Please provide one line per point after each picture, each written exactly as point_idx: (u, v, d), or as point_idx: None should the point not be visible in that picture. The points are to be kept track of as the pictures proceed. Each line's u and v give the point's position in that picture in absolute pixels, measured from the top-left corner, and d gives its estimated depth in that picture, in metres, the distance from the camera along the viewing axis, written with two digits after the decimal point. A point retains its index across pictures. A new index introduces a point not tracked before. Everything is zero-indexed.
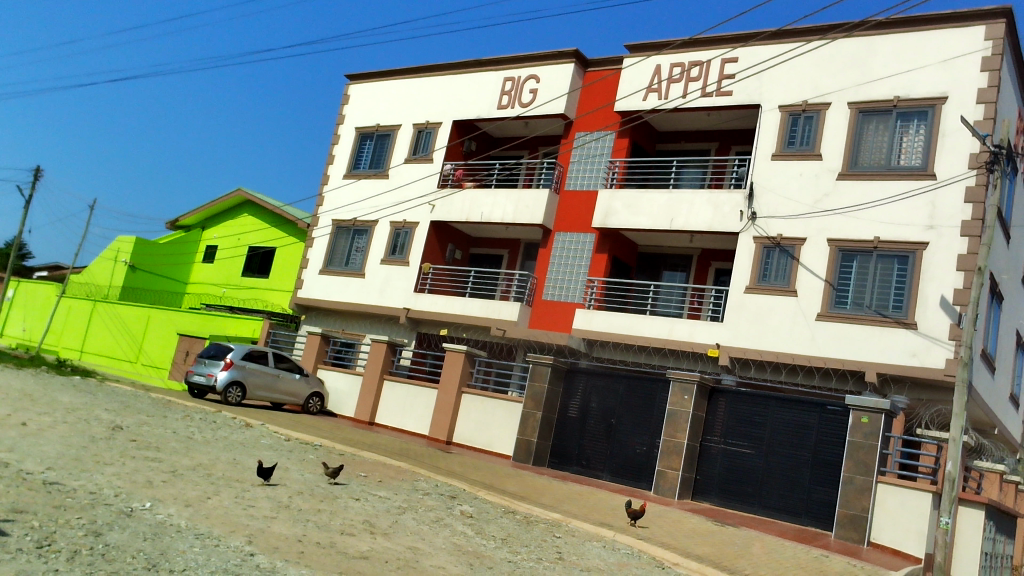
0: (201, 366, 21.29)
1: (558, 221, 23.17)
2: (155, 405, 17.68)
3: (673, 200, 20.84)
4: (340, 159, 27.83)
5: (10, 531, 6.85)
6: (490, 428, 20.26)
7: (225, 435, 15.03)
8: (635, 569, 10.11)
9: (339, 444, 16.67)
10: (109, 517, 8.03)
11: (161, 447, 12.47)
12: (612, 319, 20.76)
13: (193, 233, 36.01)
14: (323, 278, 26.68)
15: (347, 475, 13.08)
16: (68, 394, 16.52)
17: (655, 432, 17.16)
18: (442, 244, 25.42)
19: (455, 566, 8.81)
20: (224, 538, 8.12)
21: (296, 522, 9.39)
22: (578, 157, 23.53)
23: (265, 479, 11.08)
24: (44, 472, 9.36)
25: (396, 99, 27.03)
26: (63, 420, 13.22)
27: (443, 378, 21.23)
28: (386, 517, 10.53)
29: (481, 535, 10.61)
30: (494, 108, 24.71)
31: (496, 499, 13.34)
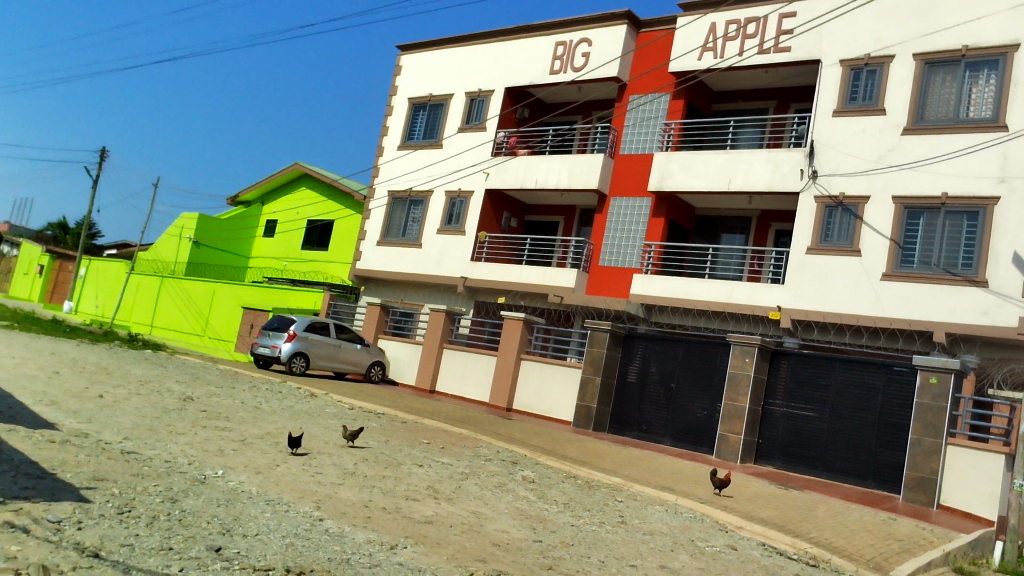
0: (265, 338, 21.76)
1: (614, 186, 22.96)
2: (223, 377, 18.19)
3: (731, 161, 20.46)
4: (394, 130, 27.96)
5: (92, 498, 7.14)
6: (549, 394, 20.36)
7: (291, 405, 15.41)
8: (698, 533, 10.11)
9: (401, 412, 16.95)
10: (184, 484, 8.33)
11: (230, 417, 12.85)
12: (670, 283, 20.60)
13: (253, 208, 36.71)
14: (380, 249, 26.98)
15: (410, 442, 13.30)
16: (140, 367, 17.15)
17: (716, 396, 17.04)
18: (497, 212, 25.43)
19: (519, 530, 8.93)
20: (293, 504, 8.35)
21: (363, 488, 9.61)
22: (632, 121, 23.19)
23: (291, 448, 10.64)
24: (121, 442, 9.72)
25: (448, 69, 26.98)
26: (137, 391, 13.72)
27: (502, 345, 21.40)
28: (450, 482, 10.71)
29: (543, 500, 10.71)
30: (547, 74, 24.50)
31: (558, 464, 13.44)
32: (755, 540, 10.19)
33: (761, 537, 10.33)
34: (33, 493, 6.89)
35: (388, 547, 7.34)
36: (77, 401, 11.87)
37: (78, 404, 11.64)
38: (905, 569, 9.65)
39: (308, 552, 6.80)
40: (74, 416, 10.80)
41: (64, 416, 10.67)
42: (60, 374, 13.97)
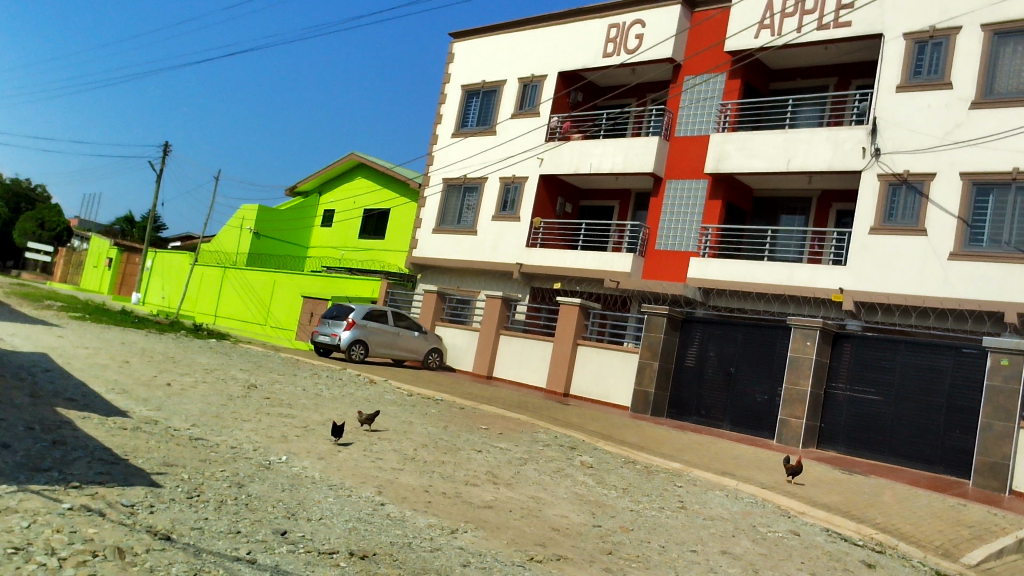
0: (325, 326, 22.16)
1: (670, 169, 22.68)
2: (285, 364, 18.55)
3: (790, 140, 20.05)
4: (448, 117, 28.04)
5: (163, 483, 7.35)
6: (606, 379, 20.29)
7: (351, 391, 15.66)
8: (760, 518, 9.99)
9: (459, 398, 17.06)
10: (249, 470, 8.53)
11: (292, 404, 13.11)
12: (728, 266, 20.33)
13: (310, 198, 37.26)
14: (436, 236, 27.16)
15: (468, 428, 13.40)
16: (205, 356, 17.60)
17: (777, 380, 16.78)
18: (551, 197, 25.35)
19: (578, 515, 8.94)
20: (356, 489, 8.49)
21: (423, 473, 9.72)
22: (687, 102, 22.82)
23: (336, 438, 10.57)
24: (189, 429, 9.99)
25: (500, 55, 26.96)
26: (203, 379, 14.09)
27: (559, 331, 21.39)
28: (508, 468, 10.76)
29: (602, 485, 10.70)
30: (600, 57, 24.31)
31: (616, 450, 13.40)
32: (818, 526, 10.03)
33: (824, 523, 10.18)
34: (107, 478, 7.13)
35: (448, 531, 7.42)
36: (147, 389, 12.25)
37: (147, 392, 11.99)
38: (975, 557, 9.41)
39: (371, 536, 6.91)
40: (144, 404, 11.14)
41: (135, 404, 11.00)
42: (129, 363, 14.42)
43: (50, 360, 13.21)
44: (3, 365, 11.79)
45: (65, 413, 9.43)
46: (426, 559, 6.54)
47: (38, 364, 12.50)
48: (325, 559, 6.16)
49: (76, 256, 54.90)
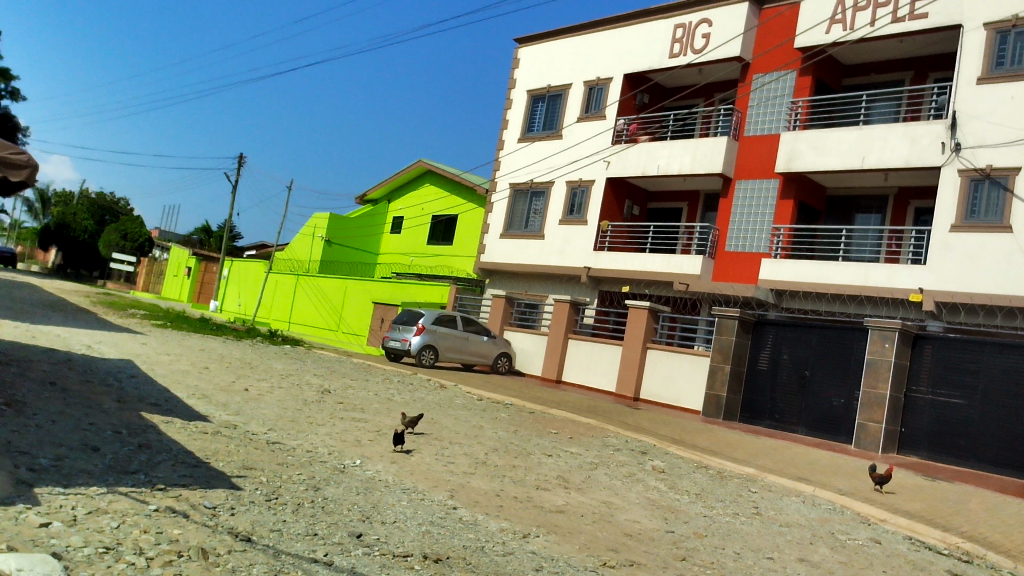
0: (396, 332, 22.65)
1: (739, 169, 22.31)
2: (357, 370, 18.88)
3: (864, 137, 19.54)
4: (515, 123, 28.17)
5: (243, 485, 7.56)
6: (677, 383, 20.07)
7: (422, 396, 15.84)
8: (839, 525, 9.75)
9: (529, 402, 17.09)
10: (325, 473, 8.70)
11: (365, 408, 13.34)
12: (802, 267, 19.92)
13: (380, 206, 37.89)
14: (504, 241, 27.29)
15: (539, 433, 13.42)
16: (281, 361, 18.02)
17: (854, 384, 16.35)
18: (618, 200, 25.20)
19: (650, 520, 8.86)
20: (428, 492, 8.58)
21: (494, 477, 9.77)
22: (756, 101, 22.42)
23: (397, 445, 10.22)
24: (267, 433, 10.26)
25: (566, 60, 26.97)
26: (278, 385, 14.44)
27: (628, 335, 21.24)
28: (579, 472, 10.73)
29: (674, 490, 10.59)
30: (667, 58, 24.10)
31: (688, 454, 13.24)
32: (901, 534, 9.73)
33: (906, 531, 9.88)
34: (190, 481, 7.36)
35: (520, 536, 7.44)
36: (226, 394, 12.61)
37: (226, 397, 12.35)
38: None
39: (444, 540, 6.98)
40: (223, 408, 11.48)
41: (215, 409, 11.34)
42: (208, 369, 14.86)
43: (135, 366, 13.73)
44: (92, 371, 12.29)
45: (150, 418, 9.77)
46: (499, 564, 6.56)
47: (124, 370, 12.99)
48: (400, 561, 6.24)
49: (158, 266, 56.86)
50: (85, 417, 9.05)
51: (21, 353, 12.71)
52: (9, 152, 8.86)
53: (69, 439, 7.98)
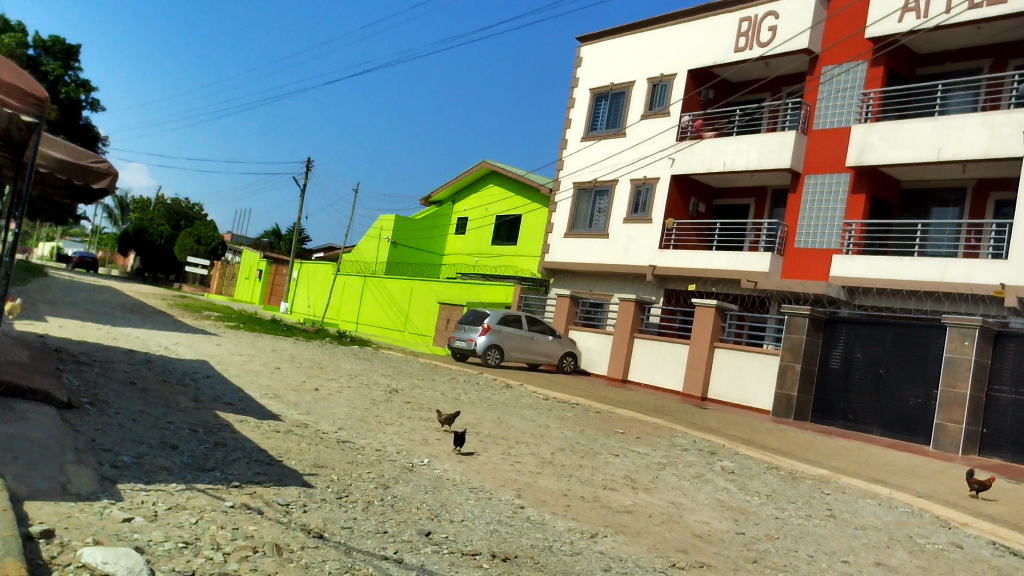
0: (462, 332, 22.95)
1: (808, 164, 21.83)
2: (424, 369, 19.10)
3: (940, 128, 18.91)
4: (578, 122, 28.13)
5: (315, 483, 7.71)
6: (746, 382, 19.74)
7: (489, 396, 15.93)
8: (917, 529, 9.47)
9: (595, 402, 17.03)
10: (394, 472, 8.83)
11: (432, 408, 13.45)
12: (874, 263, 19.41)
13: (444, 207, 38.23)
14: (568, 241, 27.27)
15: (606, 433, 13.36)
16: (349, 362, 18.34)
17: (931, 383, 15.83)
18: (684, 198, 24.90)
19: (720, 521, 8.74)
20: (495, 492, 8.62)
21: (561, 477, 9.77)
22: (825, 94, 21.87)
23: (457, 446, 10.06)
24: (337, 432, 10.45)
25: (629, 57, 26.80)
26: (348, 384, 14.70)
27: (695, 334, 20.99)
28: (647, 472, 10.64)
29: (744, 491, 10.42)
30: (732, 52, 23.73)
31: (758, 455, 13.03)
32: (983, 539, 9.41)
33: (989, 536, 9.53)
34: (264, 478, 7.53)
35: (588, 536, 7.41)
36: (297, 394, 12.90)
37: (298, 397, 12.61)
38: None
39: (512, 539, 7.01)
40: (295, 408, 11.74)
41: (287, 408, 11.59)
42: (280, 369, 15.21)
43: (211, 367, 14.13)
44: (169, 372, 12.70)
45: (225, 417, 10.04)
46: (567, 563, 6.56)
47: (200, 371, 13.40)
48: (468, 560, 6.29)
49: (231, 269, 58.45)
50: (164, 416, 9.34)
51: (103, 354, 13.21)
52: (92, 160, 9.20)
53: (149, 437, 8.26)
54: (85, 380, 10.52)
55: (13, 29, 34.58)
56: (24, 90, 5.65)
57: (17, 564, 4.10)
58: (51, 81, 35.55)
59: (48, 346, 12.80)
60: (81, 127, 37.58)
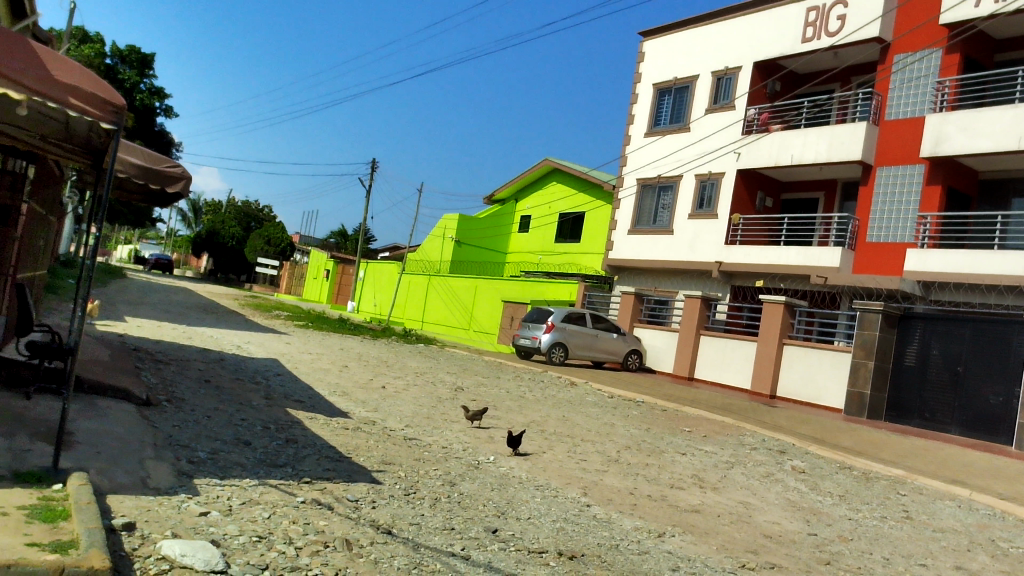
0: (526, 330, 23.08)
1: (880, 156, 21.22)
2: (488, 367, 19.20)
3: (1021, 116, 18.18)
4: (641, 118, 27.94)
5: (383, 480, 7.81)
6: (816, 380, 19.31)
7: (553, 394, 15.91)
8: (999, 532, 9.14)
9: (661, 400, 16.85)
10: (460, 469, 8.91)
11: (498, 406, 13.50)
12: (951, 257, 18.81)
13: (508, 206, 38.33)
14: (632, 238, 27.10)
15: (672, 431, 13.21)
16: (415, 360, 18.54)
17: (1013, 381, 15.29)
18: (750, 192, 24.47)
19: (791, 522, 8.57)
20: (561, 489, 8.63)
21: (628, 475, 9.70)
22: (898, 83, 21.21)
23: (511, 447, 9.83)
24: (404, 429, 10.57)
25: (692, 51, 26.47)
26: (414, 382, 14.88)
27: (763, 331, 20.59)
28: (715, 471, 10.50)
29: (816, 491, 10.20)
30: (799, 43, 23.23)
31: (830, 455, 12.73)
32: None
33: None
34: (334, 474, 7.67)
35: (656, 535, 7.35)
36: (365, 391, 13.11)
37: (365, 394, 12.80)
38: None
39: (579, 537, 6.98)
40: (363, 405, 11.91)
41: (355, 405, 11.78)
42: (348, 368, 15.47)
43: (281, 365, 14.45)
44: (242, 370, 13.04)
45: (295, 414, 10.25)
46: (635, 562, 6.51)
47: (271, 369, 13.71)
48: (535, 557, 6.29)
49: (299, 269, 59.64)
50: (238, 413, 9.59)
51: (179, 353, 13.62)
52: (167, 165, 9.50)
53: (223, 433, 8.48)
54: (162, 377, 10.86)
55: (91, 39, 35.84)
56: (105, 99, 5.75)
57: (101, 556, 4.24)
58: (127, 89, 36.74)
59: (127, 345, 13.26)
60: (156, 133, 38.79)
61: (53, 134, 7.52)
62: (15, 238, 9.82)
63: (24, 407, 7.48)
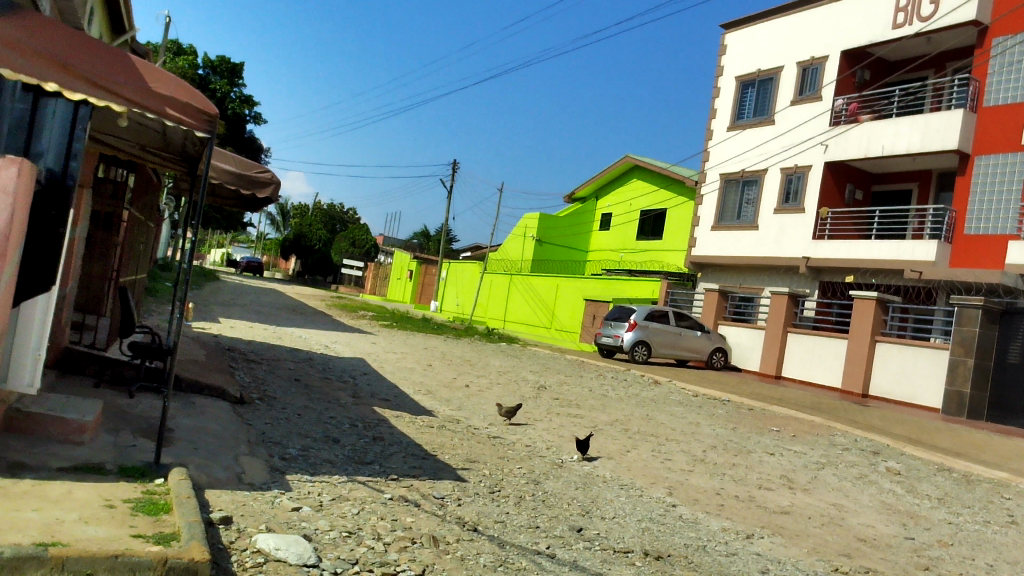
0: (608, 328, 23.06)
1: (978, 143, 20.32)
2: (571, 366, 19.18)
3: None
4: (724, 111, 27.48)
5: (468, 477, 7.88)
6: (910, 379, 18.61)
7: (636, 392, 15.76)
8: None
9: (748, 399, 16.53)
10: (544, 467, 8.92)
11: (580, 404, 13.50)
12: None
13: (589, 204, 38.18)
14: (716, 234, 26.66)
15: (759, 430, 12.95)
16: (498, 359, 18.63)
17: None
18: (839, 185, 23.80)
19: (887, 525, 8.29)
20: (646, 489, 8.55)
21: (714, 475, 9.55)
22: (997, 67, 20.23)
23: (580, 453, 9.42)
24: (488, 428, 10.65)
25: (777, 41, 25.86)
26: (498, 381, 14.97)
27: (854, 327, 19.98)
28: (805, 472, 10.25)
29: (913, 494, 9.82)
30: (889, 29, 22.44)
31: (928, 456, 12.25)
32: None
33: None
34: (420, 472, 7.78)
35: (744, 536, 7.22)
36: (450, 390, 13.28)
37: (450, 393, 12.94)
38: None
39: (665, 538, 6.91)
40: (447, 404, 12.05)
41: (439, 403, 11.96)
42: (432, 367, 15.67)
43: (367, 364, 14.76)
44: (329, 369, 13.38)
45: (382, 412, 10.45)
46: (723, 563, 6.41)
47: (358, 368, 14.02)
48: (621, 557, 6.26)
49: (382, 270, 60.67)
50: (326, 411, 9.84)
51: (270, 353, 14.07)
52: (256, 171, 9.82)
53: (313, 430, 8.71)
54: (255, 377, 11.23)
55: (185, 51, 37.24)
56: (199, 109, 5.95)
57: (200, 549, 4.39)
58: (219, 98, 38.07)
59: (221, 345, 13.76)
60: (246, 139, 40.09)
61: (152, 143, 7.88)
62: (117, 244, 10.29)
63: (128, 404, 7.85)
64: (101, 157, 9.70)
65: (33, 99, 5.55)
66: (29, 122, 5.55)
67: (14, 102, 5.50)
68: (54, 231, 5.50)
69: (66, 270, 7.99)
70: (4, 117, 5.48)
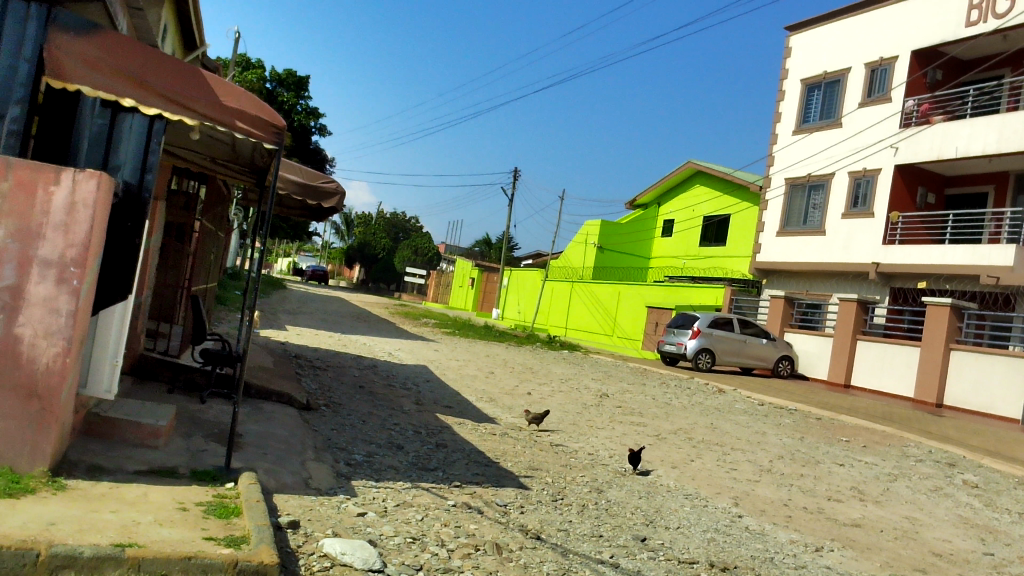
0: (671, 336, 22.85)
1: None
2: (634, 374, 19.05)
3: None
4: (789, 115, 27.01)
5: (531, 485, 7.88)
6: (987, 388, 17.96)
7: (701, 401, 15.56)
8: None
9: (815, 408, 16.15)
10: (607, 476, 8.87)
11: (643, 412, 13.39)
12: None
13: (651, 210, 37.93)
14: (782, 239, 26.20)
15: (828, 440, 12.66)
16: (560, 367, 18.60)
17: None
18: (910, 188, 23.19)
19: (964, 540, 8.01)
20: (711, 499, 8.43)
21: (781, 486, 9.35)
22: None
23: (633, 466, 9.08)
24: (551, 436, 10.62)
25: (843, 42, 25.31)
26: (560, 389, 14.94)
27: (927, 335, 19.40)
28: (876, 484, 9.96)
29: (992, 508, 9.47)
30: (963, 27, 21.76)
31: (1006, 468, 11.81)
32: None
33: None
34: (483, 479, 7.80)
35: (813, 549, 7.06)
36: (512, 397, 13.31)
37: (512, 401, 12.96)
38: None
39: (730, 549, 6.79)
40: (510, 411, 12.08)
41: (501, 411, 11.99)
42: (494, 374, 15.73)
43: (430, 371, 14.89)
44: (393, 376, 13.54)
45: (444, 419, 10.52)
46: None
47: (421, 375, 14.15)
48: (685, 568, 6.17)
49: (445, 278, 61.15)
50: (390, 418, 9.95)
51: (335, 359, 14.31)
52: (322, 181, 10.01)
53: (377, 437, 8.82)
54: (320, 384, 11.42)
55: (253, 66, 38.20)
56: (267, 121, 6.03)
57: (270, 551, 4.48)
58: (285, 110, 38.93)
59: (288, 352, 14.03)
60: (312, 150, 40.92)
61: (221, 155, 8.09)
62: (190, 254, 10.61)
63: (200, 409, 8.06)
64: (174, 170, 10.01)
65: (111, 114, 5.74)
66: (106, 137, 5.73)
67: (93, 117, 5.71)
68: (130, 242, 5.71)
69: (142, 279, 8.27)
70: (85, 133, 5.71)
